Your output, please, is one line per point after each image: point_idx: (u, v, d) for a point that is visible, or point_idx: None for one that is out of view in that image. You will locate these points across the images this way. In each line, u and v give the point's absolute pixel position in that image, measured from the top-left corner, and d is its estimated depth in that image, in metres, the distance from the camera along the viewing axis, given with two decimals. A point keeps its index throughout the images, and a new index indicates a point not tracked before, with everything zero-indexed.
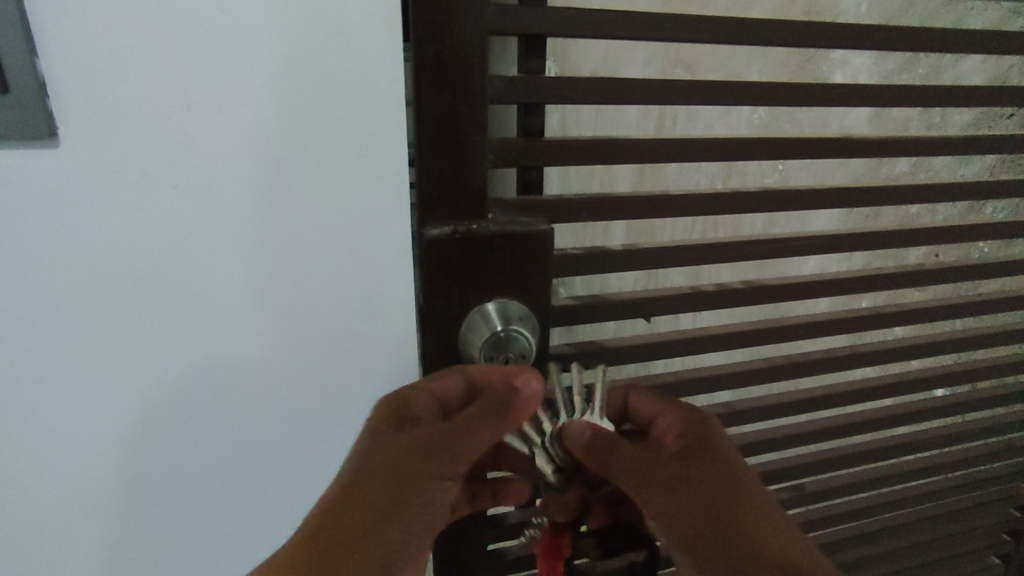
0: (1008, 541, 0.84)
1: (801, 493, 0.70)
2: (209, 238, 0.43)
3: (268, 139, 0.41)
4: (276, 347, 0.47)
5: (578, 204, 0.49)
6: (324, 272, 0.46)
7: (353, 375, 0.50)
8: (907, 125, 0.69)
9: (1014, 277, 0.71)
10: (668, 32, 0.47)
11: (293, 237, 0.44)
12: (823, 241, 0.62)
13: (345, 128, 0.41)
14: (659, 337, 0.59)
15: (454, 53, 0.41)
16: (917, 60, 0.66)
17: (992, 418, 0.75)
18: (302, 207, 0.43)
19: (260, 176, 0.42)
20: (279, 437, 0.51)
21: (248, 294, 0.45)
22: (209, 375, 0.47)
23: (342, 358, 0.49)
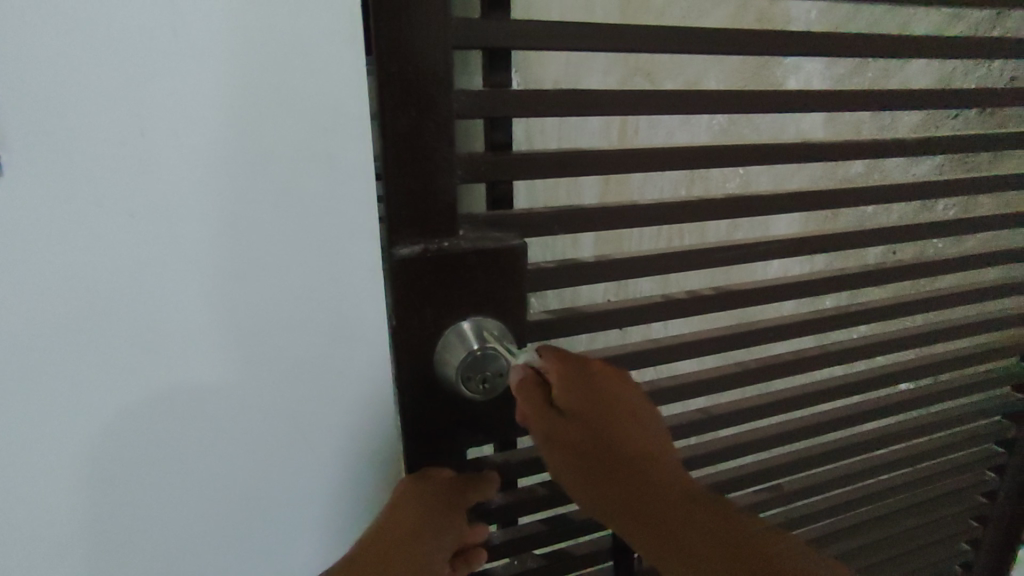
0: (979, 528, 0.86)
1: (778, 492, 0.71)
2: (170, 266, 0.41)
3: (230, 163, 0.39)
4: (246, 375, 0.46)
5: (550, 217, 0.48)
6: (294, 296, 0.44)
7: (326, 399, 0.48)
8: (859, 127, 0.72)
9: (970, 271, 0.73)
10: (630, 42, 0.47)
11: (258, 263, 0.42)
12: (789, 243, 0.63)
13: (308, 148, 0.40)
14: (633, 345, 0.58)
15: (418, 69, 0.40)
16: (866, 65, 0.69)
17: (956, 408, 0.77)
18: (265, 229, 0.42)
19: (223, 202, 0.40)
20: (253, 469, 0.49)
21: (213, 323, 0.43)
22: (176, 409, 0.45)
23: (315, 383, 0.48)
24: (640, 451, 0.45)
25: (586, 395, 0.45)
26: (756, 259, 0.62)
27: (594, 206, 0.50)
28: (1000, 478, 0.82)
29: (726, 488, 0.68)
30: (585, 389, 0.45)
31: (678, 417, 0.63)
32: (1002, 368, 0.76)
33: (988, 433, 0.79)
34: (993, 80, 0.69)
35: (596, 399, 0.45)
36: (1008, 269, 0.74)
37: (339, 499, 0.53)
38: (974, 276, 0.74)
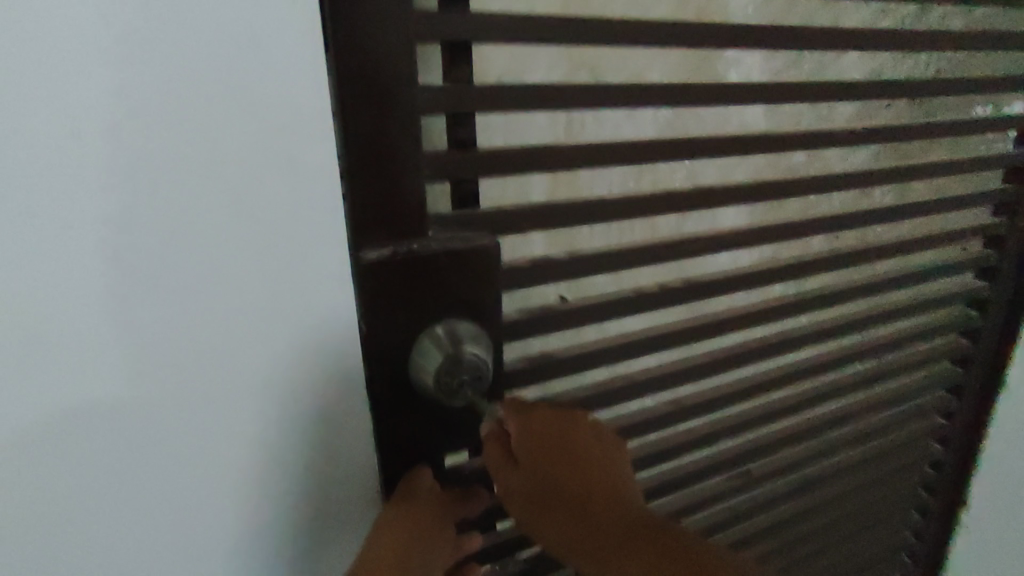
0: (927, 497, 0.90)
1: (750, 479, 0.71)
2: (118, 288, 0.34)
3: (185, 162, 0.34)
4: (210, 415, 0.39)
5: (520, 214, 0.47)
6: (262, 315, 0.38)
7: (300, 427, 0.42)
8: (800, 119, 0.74)
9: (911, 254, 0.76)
10: (589, 35, 0.47)
11: (220, 279, 0.36)
12: (745, 233, 0.64)
13: (266, 149, 0.36)
14: (602, 342, 0.57)
15: (378, 63, 0.39)
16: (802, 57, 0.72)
17: (905, 385, 0.80)
18: (222, 242, 0.36)
19: (173, 211, 0.34)
20: (215, 534, 0.41)
21: (175, 355, 0.36)
22: (132, 469, 0.37)
23: (288, 411, 0.42)
24: (602, 479, 0.45)
25: (547, 438, 0.45)
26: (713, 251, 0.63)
27: (562, 202, 0.49)
28: (944, 450, 0.86)
29: (700, 480, 0.66)
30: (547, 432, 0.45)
31: (650, 411, 0.61)
32: (942, 345, 0.80)
33: (935, 407, 0.82)
34: (919, 73, 0.74)
35: (558, 440, 0.45)
36: (944, 251, 0.78)
37: (320, 542, 0.46)
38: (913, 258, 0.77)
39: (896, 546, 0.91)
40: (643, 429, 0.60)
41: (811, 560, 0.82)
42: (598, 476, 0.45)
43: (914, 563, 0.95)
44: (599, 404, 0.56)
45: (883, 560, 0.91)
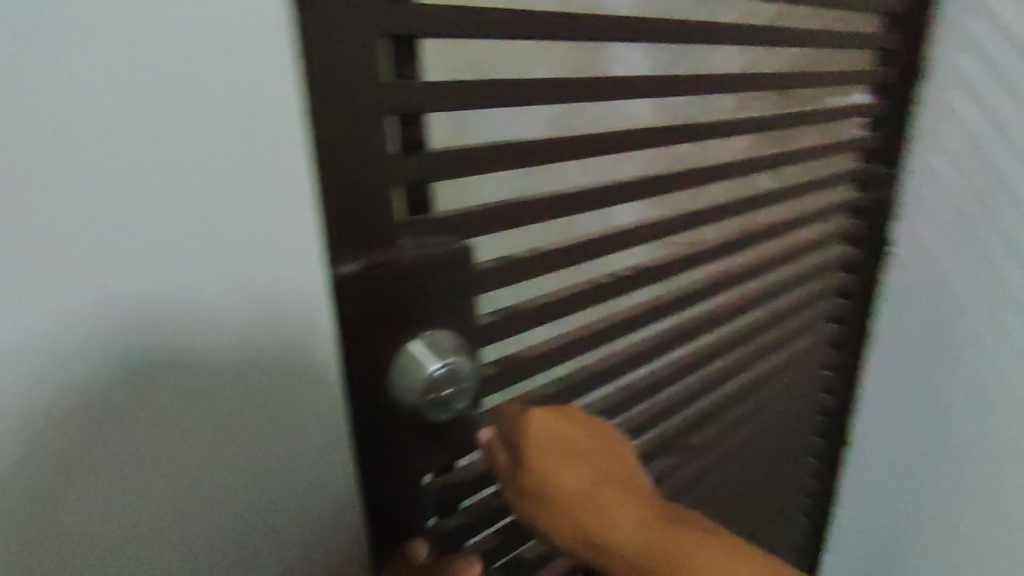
0: (821, 442, 1.00)
1: (694, 451, 0.73)
2: (50, 277, 0.27)
3: (122, 115, 0.27)
4: (188, 422, 0.33)
5: (485, 216, 0.45)
6: (222, 294, 0.32)
7: (285, 427, 0.36)
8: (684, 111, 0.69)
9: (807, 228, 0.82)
10: (523, 27, 0.45)
11: (176, 254, 0.31)
12: (681, 219, 0.62)
13: (233, 108, 0.31)
14: (558, 335, 0.56)
15: (342, 60, 0.35)
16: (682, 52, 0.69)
17: (808, 346, 0.87)
18: (184, 212, 0.30)
19: (122, 172, 0.28)
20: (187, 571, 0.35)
21: (122, 354, 0.30)
22: (99, 501, 0.30)
23: (268, 411, 0.35)
24: (604, 462, 0.46)
25: (550, 431, 0.45)
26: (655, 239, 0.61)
27: (522, 202, 0.47)
28: (830, 398, 0.96)
29: (650, 459, 0.68)
30: (548, 425, 0.45)
31: (606, 399, 0.61)
32: (830, 307, 0.89)
33: (824, 362, 0.91)
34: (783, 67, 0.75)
35: (560, 433, 0.45)
36: (823, 224, 0.85)
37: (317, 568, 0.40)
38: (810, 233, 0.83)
39: (799, 492, 1.00)
40: (604, 416, 0.61)
41: (742, 520, 0.87)
42: (600, 458, 0.46)
43: (813, 505, 1.05)
44: (563, 398, 0.56)
45: (792, 506, 1.00)
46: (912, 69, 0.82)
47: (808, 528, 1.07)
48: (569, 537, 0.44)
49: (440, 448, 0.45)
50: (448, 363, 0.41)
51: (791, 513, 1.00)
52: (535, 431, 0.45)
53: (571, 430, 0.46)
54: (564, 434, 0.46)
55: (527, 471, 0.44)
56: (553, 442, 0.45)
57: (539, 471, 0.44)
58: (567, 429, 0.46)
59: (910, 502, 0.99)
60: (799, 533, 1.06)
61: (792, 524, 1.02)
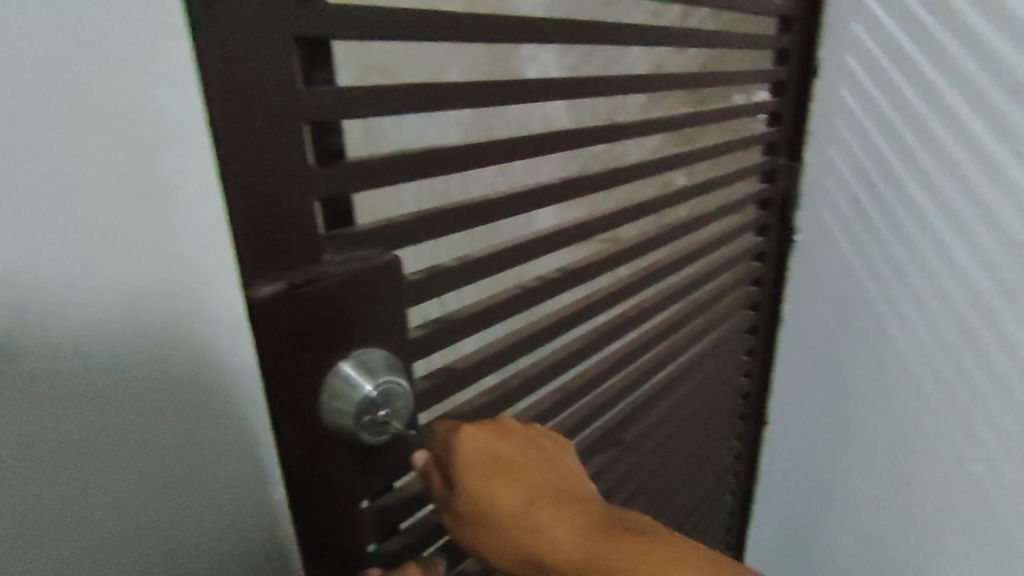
0: (742, 423, 1.05)
1: (628, 445, 0.75)
2: None
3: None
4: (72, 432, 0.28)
5: (410, 225, 0.43)
6: (143, 314, 0.29)
7: (221, 455, 0.33)
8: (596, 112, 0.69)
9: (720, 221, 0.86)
10: (438, 31, 0.43)
11: (84, 273, 0.27)
12: (602, 220, 0.63)
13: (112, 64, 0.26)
14: (490, 343, 0.55)
15: (250, 66, 0.33)
16: (591, 54, 0.70)
17: (726, 332, 0.91)
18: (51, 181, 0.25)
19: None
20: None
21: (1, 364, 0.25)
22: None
23: (202, 436, 0.32)
24: (544, 473, 0.45)
25: (485, 450, 0.43)
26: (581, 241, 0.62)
27: (448, 208, 0.46)
28: (748, 381, 1.01)
29: (588, 457, 0.68)
30: (483, 443, 0.43)
31: (542, 401, 0.61)
32: (745, 294, 0.93)
33: (741, 347, 0.95)
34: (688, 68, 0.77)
35: (495, 449, 0.44)
36: (733, 216, 0.88)
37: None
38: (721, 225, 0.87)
39: (726, 473, 1.05)
40: (541, 419, 0.61)
41: (677, 506, 0.89)
42: (540, 470, 0.45)
43: (738, 483, 1.11)
44: (500, 405, 0.55)
45: (720, 487, 1.04)
46: (804, 69, 0.88)
47: (734, 505, 1.13)
48: (509, 552, 0.44)
49: (378, 471, 0.43)
50: (384, 384, 0.39)
51: (720, 494, 1.04)
52: (470, 452, 0.43)
53: (508, 444, 0.45)
54: (501, 450, 0.44)
55: (464, 494, 0.43)
56: (489, 462, 0.43)
57: (475, 493, 0.43)
58: (503, 444, 0.44)
59: (823, 486, 1.01)
60: (727, 512, 1.11)
61: (721, 503, 1.07)
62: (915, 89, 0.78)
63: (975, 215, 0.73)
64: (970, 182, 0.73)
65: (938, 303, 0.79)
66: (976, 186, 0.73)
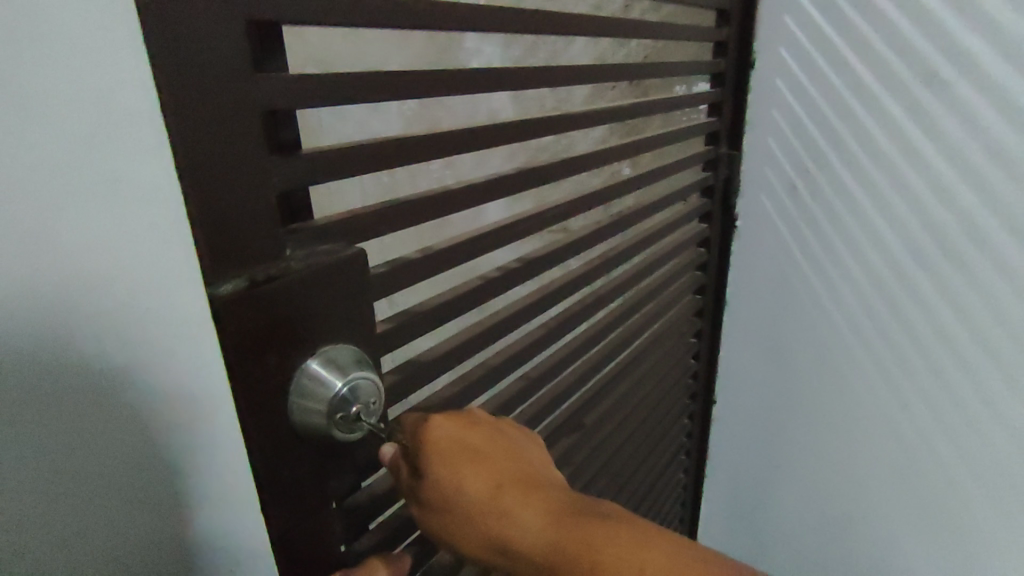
0: (692, 403, 1.09)
1: (589, 428, 0.76)
2: None
3: None
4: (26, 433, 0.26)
5: (374, 217, 0.42)
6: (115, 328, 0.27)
7: (183, 475, 0.31)
8: (540, 104, 0.68)
9: (667, 209, 0.88)
10: (390, 16, 0.42)
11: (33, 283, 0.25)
12: (557, 209, 0.64)
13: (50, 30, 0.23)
14: (458, 334, 0.55)
15: (201, 56, 0.31)
16: (536, 46, 0.68)
17: (676, 317, 0.94)
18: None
19: None
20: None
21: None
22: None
23: (158, 455, 0.30)
24: (511, 460, 0.44)
25: (454, 437, 0.43)
26: (539, 230, 0.62)
27: (410, 199, 0.45)
28: (696, 362, 1.05)
29: (553, 443, 0.69)
30: (451, 431, 0.43)
31: (507, 391, 0.62)
32: (692, 279, 0.96)
33: (690, 330, 0.99)
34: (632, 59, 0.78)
35: (464, 436, 0.43)
36: (679, 204, 0.91)
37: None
38: (670, 213, 0.89)
39: (679, 451, 1.09)
40: (506, 408, 0.61)
41: (637, 487, 0.92)
42: (508, 455, 0.45)
43: (689, 460, 1.15)
44: (468, 395, 0.55)
45: (674, 466, 1.08)
46: (739, 62, 0.91)
47: (686, 481, 1.17)
48: (477, 542, 0.43)
49: (351, 467, 0.42)
50: (355, 379, 0.38)
51: (674, 472, 1.08)
52: (438, 440, 0.42)
53: (475, 431, 0.44)
54: (468, 437, 0.43)
55: (432, 482, 0.42)
56: (456, 449, 0.43)
57: (442, 481, 0.42)
58: (470, 431, 0.44)
59: (769, 460, 1.06)
60: (680, 488, 1.15)
61: (675, 481, 1.11)
62: (843, 80, 0.82)
63: (900, 198, 0.78)
64: (895, 168, 0.78)
65: (869, 283, 0.84)
66: (900, 171, 0.78)
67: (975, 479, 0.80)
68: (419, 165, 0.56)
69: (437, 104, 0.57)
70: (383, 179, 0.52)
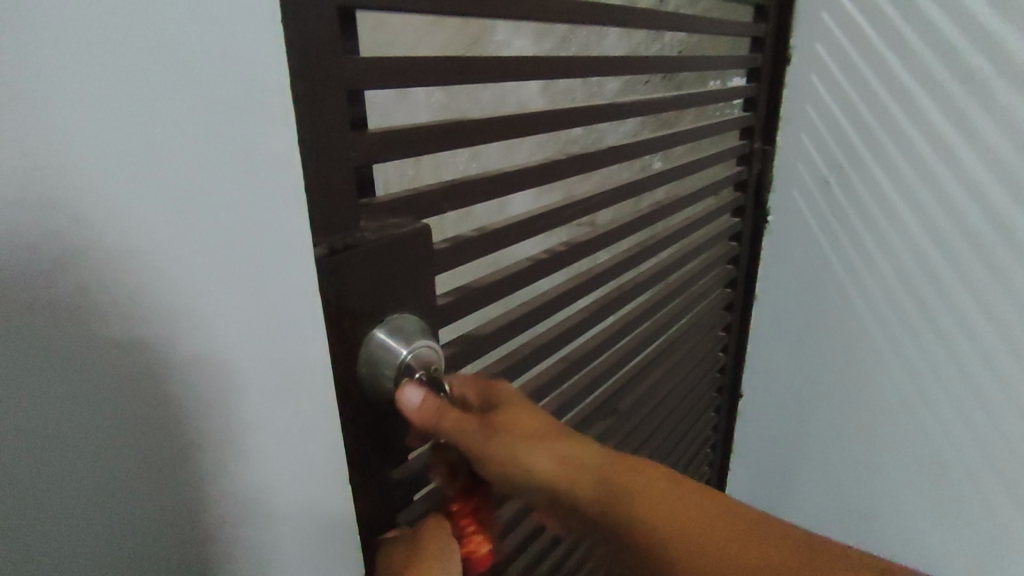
0: (718, 397, 1.10)
1: (623, 412, 0.78)
2: (121, 231, 0.25)
3: (169, 83, 0.25)
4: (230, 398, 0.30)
5: (437, 195, 0.44)
6: (277, 313, 0.31)
7: (295, 437, 0.34)
8: (572, 96, 0.70)
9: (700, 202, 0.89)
10: (452, 5, 0.44)
11: (235, 279, 0.29)
12: (600, 197, 0.65)
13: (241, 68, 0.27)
14: (508, 313, 0.56)
15: (294, 39, 0.33)
16: (570, 38, 0.70)
17: (707, 308, 0.95)
18: (210, 170, 0.27)
19: (158, 121, 0.25)
20: (228, 549, 0.32)
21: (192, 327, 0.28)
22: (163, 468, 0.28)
23: (283, 417, 0.33)
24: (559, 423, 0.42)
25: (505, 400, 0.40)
26: (583, 216, 0.63)
27: (470, 179, 0.47)
28: (725, 356, 1.06)
29: (588, 426, 0.71)
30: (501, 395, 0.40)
31: (548, 372, 0.63)
32: (722, 272, 0.97)
33: (719, 323, 1.00)
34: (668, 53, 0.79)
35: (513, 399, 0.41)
36: (711, 198, 0.92)
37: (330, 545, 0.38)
38: (701, 207, 0.90)
39: (704, 444, 1.09)
40: (548, 389, 0.62)
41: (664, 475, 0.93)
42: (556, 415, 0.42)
43: (714, 454, 1.15)
44: (514, 371, 0.57)
45: (700, 458, 1.08)
46: (771, 58, 0.92)
47: (710, 475, 1.18)
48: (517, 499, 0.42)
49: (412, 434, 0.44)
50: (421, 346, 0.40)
51: (699, 465, 1.09)
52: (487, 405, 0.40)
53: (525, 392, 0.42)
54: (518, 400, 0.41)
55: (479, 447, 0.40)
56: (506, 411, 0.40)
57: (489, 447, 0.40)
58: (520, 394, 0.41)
59: (795, 453, 1.06)
60: (704, 481, 1.16)
61: (700, 474, 1.11)
62: (877, 77, 0.82)
63: (933, 196, 0.79)
64: (928, 166, 0.79)
65: (899, 280, 0.85)
66: (933, 169, 0.78)
67: (1001, 479, 0.80)
68: (466, 152, 0.58)
69: (483, 92, 0.58)
70: (434, 163, 0.53)
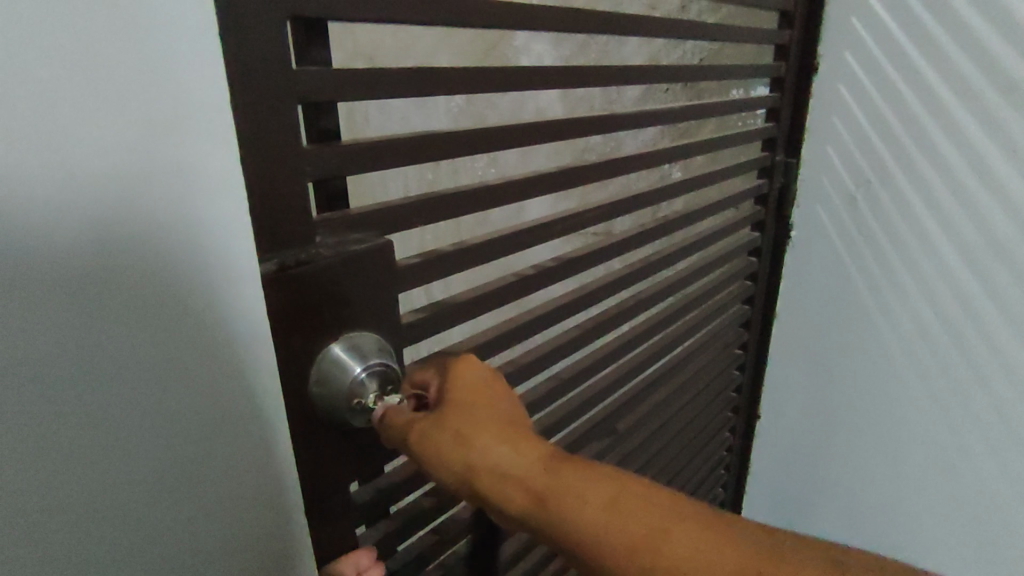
0: (734, 416, 1.06)
1: (621, 433, 0.75)
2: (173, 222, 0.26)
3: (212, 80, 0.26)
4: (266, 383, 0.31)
5: (407, 209, 0.43)
6: None
7: None
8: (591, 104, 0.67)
9: (718, 215, 0.86)
10: (435, 15, 0.43)
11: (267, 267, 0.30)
12: (602, 210, 0.63)
13: None
14: (492, 328, 0.55)
15: (245, 51, 0.33)
16: (588, 45, 0.68)
17: (723, 324, 0.91)
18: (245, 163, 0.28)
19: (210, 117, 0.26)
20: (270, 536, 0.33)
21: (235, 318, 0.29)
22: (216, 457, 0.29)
23: None
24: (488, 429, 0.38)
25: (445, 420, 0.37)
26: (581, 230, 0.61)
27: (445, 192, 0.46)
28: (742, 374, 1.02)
29: (579, 446, 0.68)
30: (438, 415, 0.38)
31: (535, 390, 0.61)
32: (740, 288, 0.93)
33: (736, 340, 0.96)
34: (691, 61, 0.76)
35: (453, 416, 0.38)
36: (730, 210, 0.88)
37: None
38: (720, 219, 0.87)
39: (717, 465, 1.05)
40: (534, 407, 0.60)
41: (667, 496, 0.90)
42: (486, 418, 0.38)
43: (728, 476, 1.11)
44: None
45: (711, 480, 1.04)
46: (805, 65, 0.88)
47: (723, 498, 1.13)
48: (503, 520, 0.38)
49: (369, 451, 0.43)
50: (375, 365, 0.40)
51: (710, 487, 1.05)
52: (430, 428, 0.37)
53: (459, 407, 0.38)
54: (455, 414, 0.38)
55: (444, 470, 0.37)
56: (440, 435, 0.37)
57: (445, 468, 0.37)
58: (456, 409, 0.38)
59: (813, 481, 1.01)
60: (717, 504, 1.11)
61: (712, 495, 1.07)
62: (911, 88, 0.77)
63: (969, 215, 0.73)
64: (964, 182, 0.73)
65: (927, 303, 0.79)
66: (969, 187, 0.73)
67: None
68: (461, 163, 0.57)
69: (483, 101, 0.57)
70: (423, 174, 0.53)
